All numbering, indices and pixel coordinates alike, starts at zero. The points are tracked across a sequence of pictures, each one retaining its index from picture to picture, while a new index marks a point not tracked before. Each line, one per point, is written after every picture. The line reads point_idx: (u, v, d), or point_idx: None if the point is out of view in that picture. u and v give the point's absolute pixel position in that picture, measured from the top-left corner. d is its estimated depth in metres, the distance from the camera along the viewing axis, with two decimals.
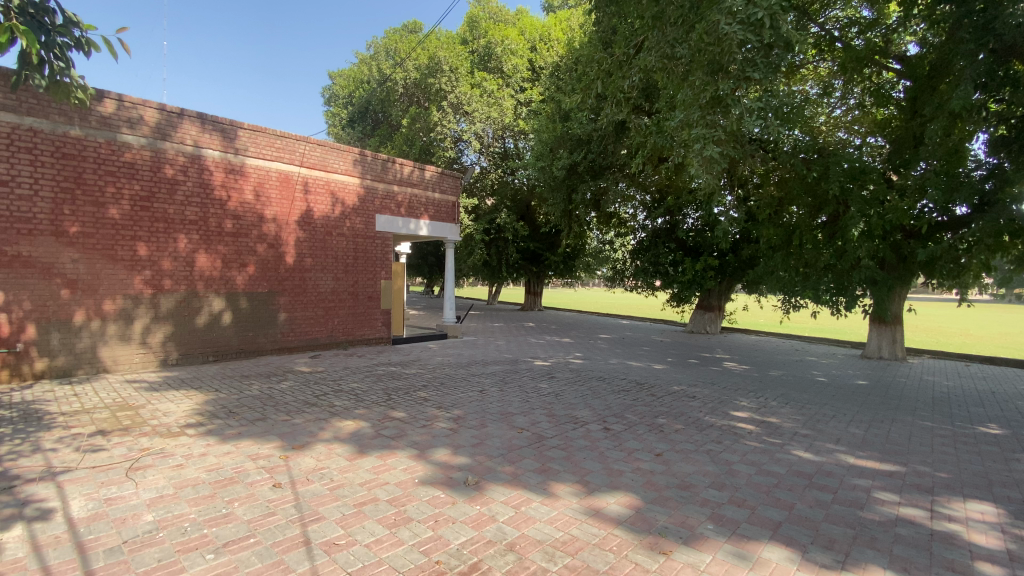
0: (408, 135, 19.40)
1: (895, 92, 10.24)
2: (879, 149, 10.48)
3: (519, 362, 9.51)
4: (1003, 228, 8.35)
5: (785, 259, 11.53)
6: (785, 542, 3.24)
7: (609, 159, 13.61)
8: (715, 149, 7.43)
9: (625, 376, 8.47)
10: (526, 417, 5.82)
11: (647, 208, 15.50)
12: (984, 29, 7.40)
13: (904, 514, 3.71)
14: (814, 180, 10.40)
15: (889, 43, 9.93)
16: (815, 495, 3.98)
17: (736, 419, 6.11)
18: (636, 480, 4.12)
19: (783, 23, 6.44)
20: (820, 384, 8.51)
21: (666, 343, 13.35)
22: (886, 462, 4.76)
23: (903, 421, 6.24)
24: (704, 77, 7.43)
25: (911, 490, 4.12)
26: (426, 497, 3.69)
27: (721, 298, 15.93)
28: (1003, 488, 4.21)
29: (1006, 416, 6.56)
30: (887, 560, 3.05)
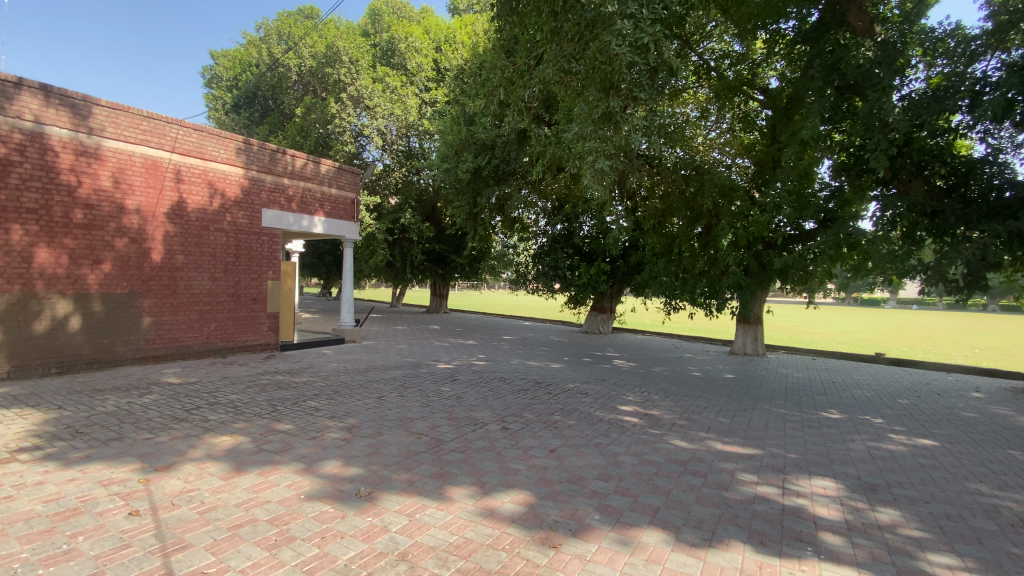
0: (303, 126, 18.20)
1: (758, 120, 11.63)
2: (746, 170, 11.87)
3: (420, 366, 9.36)
4: (841, 242, 9.75)
5: (667, 265, 12.64)
6: (661, 525, 3.52)
7: (512, 166, 13.99)
8: (606, 162, 7.96)
9: (525, 376, 8.68)
10: (425, 421, 5.73)
11: (548, 214, 16.07)
12: (830, 69, 8.93)
13: (761, 492, 4.22)
14: (691, 196, 11.47)
15: (756, 76, 11.30)
16: (688, 480, 4.39)
17: (623, 413, 6.56)
18: (531, 477, 4.24)
19: (665, 48, 7.11)
20: (696, 378, 9.41)
21: (564, 343, 13.94)
22: (748, 447, 5.39)
23: (762, 409, 7.10)
24: (597, 94, 7.92)
25: (768, 471, 4.69)
26: (313, 513, 3.48)
27: (614, 300, 16.98)
28: (841, 465, 4.94)
29: (841, 402, 7.75)
30: (746, 535, 3.45)
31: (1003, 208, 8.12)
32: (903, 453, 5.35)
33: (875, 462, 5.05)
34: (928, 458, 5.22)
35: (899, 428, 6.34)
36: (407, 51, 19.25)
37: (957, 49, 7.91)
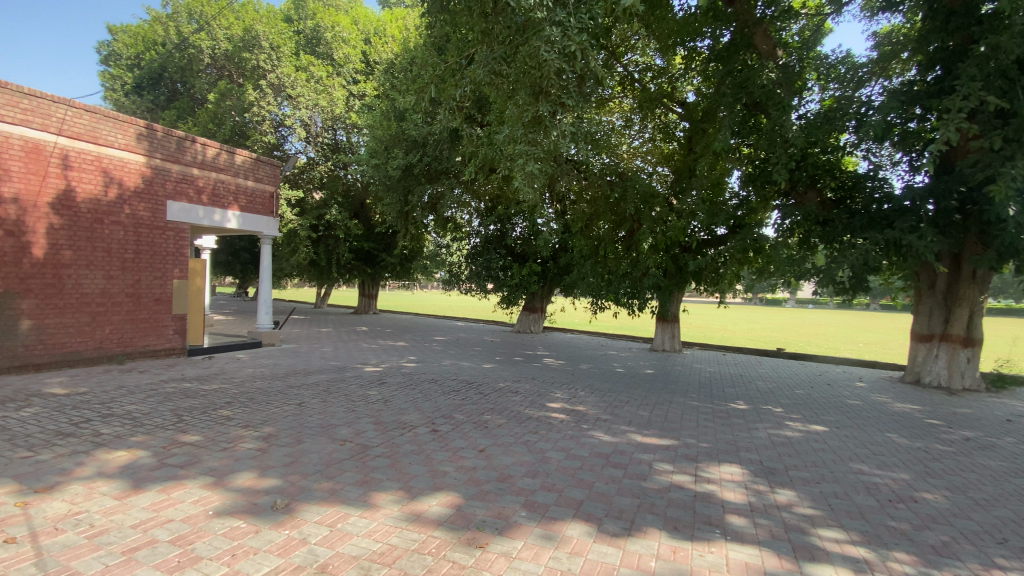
0: (216, 113, 16.89)
1: (677, 130, 12.34)
2: (665, 178, 12.56)
3: (346, 369, 9.03)
4: (748, 246, 10.60)
5: (594, 266, 13.11)
6: (585, 518, 3.65)
7: (444, 165, 13.90)
8: (536, 165, 8.10)
9: (455, 377, 8.63)
10: (350, 427, 5.53)
11: (481, 214, 16.11)
12: (738, 88, 9.68)
13: (676, 480, 4.50)
14: (615, 201, 11.95)
15: (675, 90, 12.03)
16: (610, 472, 4.59)
17: (551, 410, 6.72)
18: (459, 479, 4.23)
19: (591, 57, 7.36)
20: (620, 374, 9.84)
21: (495, 343, 14.01)
22: (665, 438, 5.72)
23: (678, 402, 7.56)
24: (527, 98, 8.09)
25: (683, 460, 5.01)
26: (223, 529, 3.25)
27: (545, 301, 17.31)
28: (746, 452, 5.38)
29: (747, 394, 8.43)
30: (662, 522, 3.66)
31: (881, 218, 9.16)
32: (799, 439, 5.91)
33: (775, 448, 5.54)
34: (819, 443, 5.80)
35: (796, 416, 7.01)
36: (334, 41, 18.48)
37: (847, 75, 8.92)
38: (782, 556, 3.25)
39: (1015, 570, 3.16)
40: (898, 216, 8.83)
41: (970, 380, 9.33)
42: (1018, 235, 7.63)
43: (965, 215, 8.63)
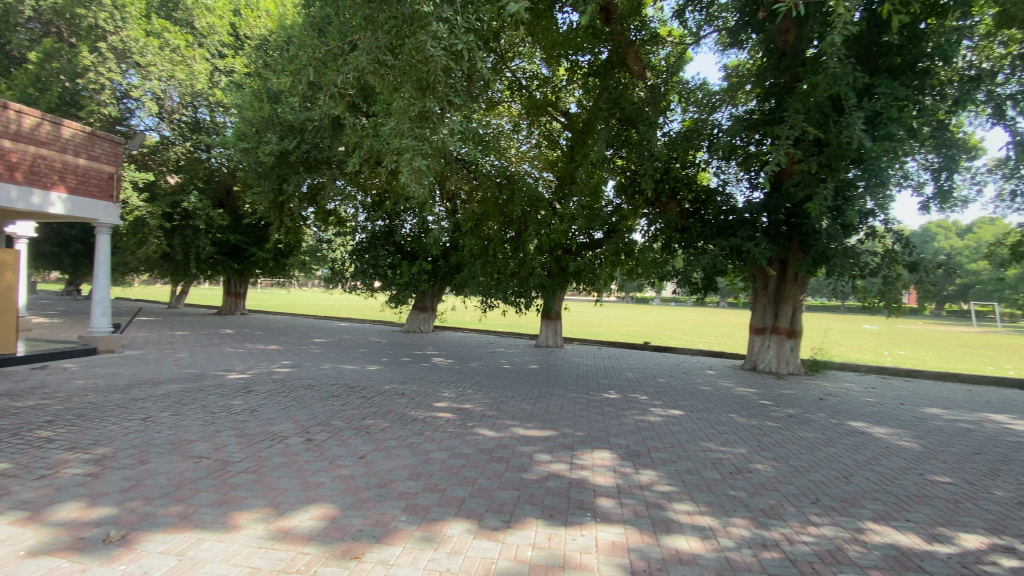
0: (38, 75, 14.08)
1: (560, 138, 13.00)
2: (550, 183, 13.10)
3: (205, 377, 8.08)
4: (620, 250, 11.61)
5: (484, 266, 13.15)
6: (466, 515, 3.68)
7: (325, 154, 13.09)
8: (423, 161, 7.95)
9: (335, 381, 8.17)
10: (208, 442, 4.97)
11: (367, 208, 15.49)
12: (613, 103, 10.48)
13: (553, 469, 4.73)
14: (504, 203, 12.25)
15: (559, 99, 12.66)
16: (493, 468, 4.68)
17: (436, 410, 6.67)
18: (335, 489, 4.02)
19: (477, 58, 7.42)
20: (507, 370, 10.09)
21: (381, 343, 13.54)
22: (545, 429, 5.99)
23: (558, 395, 7.96)
24: (413, 92, 7.96)
25: (560, 449, 5.29)
26: (36, 573, 2.73)
27: (435, 299, 17.09)
28: (615, 437, 5.84)
29: (620, 384, 9.16)
30: (540, 511, 3.82)
31: (726, 227, 10.51)
32: (660, 423, 6.57)
33: (641, 432, 6.09)
34: (677, 426, 6.49)
35: (659, 402, 7.79)
36: (195, 7, 16.41)
37: (703, 101, 10.18)
38: (643, 532, 3.58)
39: (822, 523, 3.83)
40: (740, 226, 10.20)
41: (793, 365, 11.11)
42: (827, 245, 9.29)
43: (790, 227, 10.21)
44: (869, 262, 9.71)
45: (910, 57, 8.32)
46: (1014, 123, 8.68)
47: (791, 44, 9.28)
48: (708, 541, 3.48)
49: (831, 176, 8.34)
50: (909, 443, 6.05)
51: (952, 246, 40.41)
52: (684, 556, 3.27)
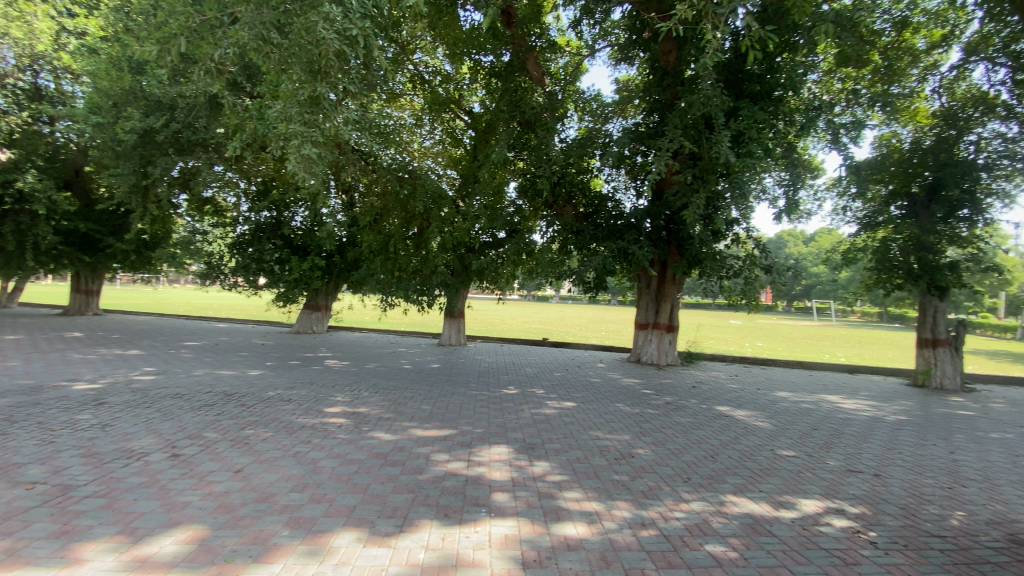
0: None
1: (464, 136, 12.92)
2: (454, 181, 13.10)
3: (43, 389, 6.87)
4: (522, 249, 12.03)
5: (384, 263, 12.72)
6: (355, 524, 3.53)
7: (201, 136, 11.78)
8: (313, 149, 7.66)
9: (210, 388, 7.40)
10: (45, 465, 4.24)
11: (251, 198, 14.22)
12: (514, 106, 10.75)
13: (449, 468, 4.72)
14: (405, 199, 11.98)
15: (462, 97, 12.65)
16: (387, 472, 4.55)
17: (327, 415, 6.33)
18: (204, 508, 3.63)
19: (373, 46, 7.13)
20: (406, 371, 9.87)
21: (268, 346, 12.51)
22: (442, 429, 5.95)
23: (458, 393, 7.95)
24: (303, 74, 7.44)
25: (458, 448, 5.29)
26: None
27: (329, 298, 16.19)
28: (512, 432, 5.98)
29: (518, 380, 9.39)
30: (434, 512, 3.79)
31: (615, 231, 11.18)
32: (555, 416, 6.85)
33: (536, 425, 6.30)
34: (570, 417, 6.81)
35: (554, 396, 8.11)
36: None
37: (598, 111, 11.04)
38: (535, 522, 3.71)
39: (692, 499, 4.25)
40: (627, 230, 10.94)
41: (671, 357, 12.16)
42: (700, 249, 10.40)
43: (669, 232, 11.17)
44: (733, 264, 10.96)
45: (768, 85, 9.38)
46: (845, 149, 10.26)
47: (672, 64, 9.99)
48: (594, 525, 3.70)
49: (703, 187, 9.26)
50: (763, 423, 6.95)
51: (800, 253, 46.96)
52: (572, 541, 3.44)
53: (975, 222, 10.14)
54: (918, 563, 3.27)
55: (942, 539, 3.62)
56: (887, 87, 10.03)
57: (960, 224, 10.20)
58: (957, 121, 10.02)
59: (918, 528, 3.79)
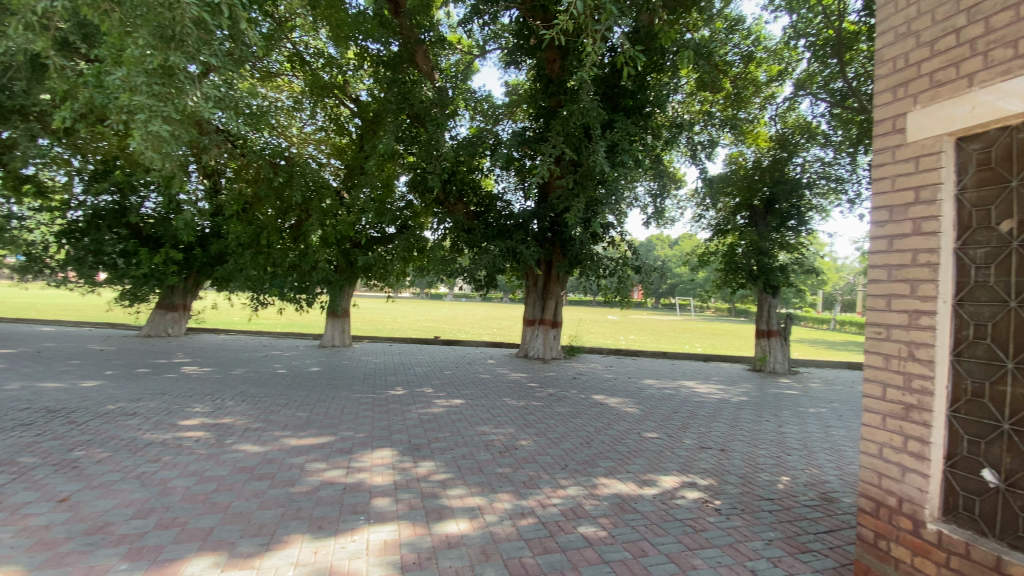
0: None
1: (349, 125, 12.27)
2: (338, 171, 12.42)
3: None
4: (412, 246, 11.66)
5: (254, 257, 11.61)
6: (212, 548, 3.19)
7: (17, 101, 9.76)
8: (165, 127, 6.81)
9: (27, 405, 6.17)
10: None
11: (87, 178, 12.12)
12: (402, 98, 10.48)
13: (326, 477, 4.46)
14: (280, 187, 11.04)
15: (347, 83, 12.03)
16: (253, 487, 4.17)
17: (183, 429, 5.62)
18: (14, 548, 3.03)
19: (241, 18, 6.47)
20: (280, 375, 9.12)
21: (108, 352, 10.75)
22: (320, 436, 5.61)
23: (339, 397, 7.54)
24: (150, 39, 6.50)
25: (336, 455, 5.02)
26: None
27: (188, 296, 14.38)
28: (397, 434, 5.82)
29: (405, 380, 9.17)
30: (306, 526, 3.55)
31: (504, 230, 11.45)
32: (442, 414, 6.82)
33: (422, 425, 6.21)
34: (457, 414, 6.82)
35: (442, 394, 8.06)
36: None
37: (489, 112, 11.41)
38: (416, 524, 3.65)
39: (569, 485, 4.51)
40: (515, 230, 11.26)
41: (555, 351, 12.75)
42: (580, 250, 11.06)
43: (554, 234, 11.67)
44: (608, 264, 11.82)
45: (639, 101, 10.31)
46: (702, 164, 11.59)
47: (556, 73, 10.48)
48: (476, 520, 3.75)
49: (583, 192, 9.84)
50: (633, 409, 7.60)
51: (665, 255, 52.07)
52: (452, 539, 3.45)
53: (800, 231, 12.06)
54: (751, 524, 3.81)
55: (770, 501, 4.26)
56: (735, 112, 11.55)
57: (788, 233, 12.07)
58: (788, 145, 11.81)
59: (753, 494, 4.41)
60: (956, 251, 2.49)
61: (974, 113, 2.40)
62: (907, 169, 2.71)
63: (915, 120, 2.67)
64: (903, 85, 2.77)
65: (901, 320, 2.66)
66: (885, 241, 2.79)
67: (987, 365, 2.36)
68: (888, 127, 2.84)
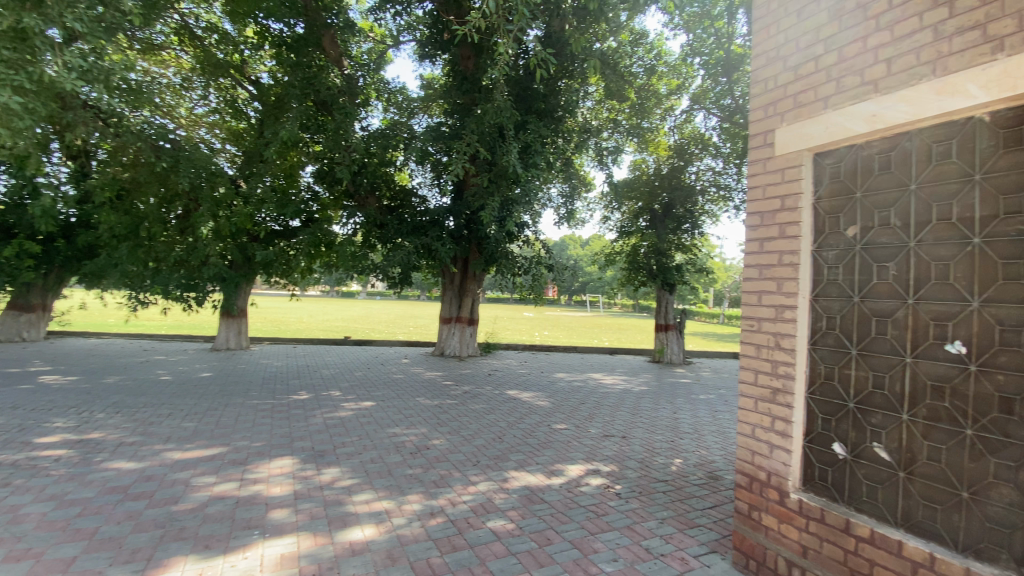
0: None
1: (247, 109, 11.33)
2: (234, 158, 11.44)
3: None
4: (318, 240, 11.07)
5: (133, 251, 10.34)
6: None
7: None
8: (16, 98, 5.80)
9: None
10: None
11: None
12: (307, 83, 9.84)
13: (216, 492, 4.08)
14: (165, 172, 9.90)
15: (246, 63, 11.11)
16: (127, 508, 3.71)
17: (39, 447, 4.87)
18: None
19: None
20: (164, 382, 8.21)
21: None
22: (210, 447, 5.13)
23: (234, 404, 6.95)
24: None
25: (228, 467, 4.62)
26: None
27: (49, 295, 12.49)
28: (299, 441, 5.49)
29: (310, 383, 8.67)
30: (191, 546, 3.23)
31: (419, 227, 11.23)
32: (349, 417, 6.54)
33: (327, 430, 5.92)
34: (366, 417, 6.57)
35: (350, 396, 7.73)
36: None
37: (403, 105, 11.37)
38: (317, 534, 3.46)
39: (479, 481, 4.53)
40: (430, 226, 11.07)
41: (471, 349, 12.75)
42: (496, 249, 11.11)
43: (469, 231, 11.64)
44: (522, 262, 12.04)
45: (550, 105, 10.59)
46: (608, 169, 12.22)
47: (470, 70, 10.54)
48: (382, 524, 3.64)
49: (498, 191, 9.94)
50: (544, 402, 7.82)
51: (577, 254, 54.26)
52: (357, 546, 3.32)
53: (694, 234, 13.14)
54: (647, 505, 4.08)
55: (665, 483, 4.59)
56: (639, 122, 12.30)
57: (684, 235, 13.10)
58: (685, 154, 12.79)
59: (650, 476, 4.73)
60: (814, 253, 2.84)
61: (828, 132, 2.74)
62: (775, 179, 3.04)
63: (783, 135, 3.00)
64: (773, 104, 3.10)
65: (769, 313, 2.99)
66: (757, 243, 3.10)
67: (835, 352, 2.71)
68: (760, 141, 3.17)
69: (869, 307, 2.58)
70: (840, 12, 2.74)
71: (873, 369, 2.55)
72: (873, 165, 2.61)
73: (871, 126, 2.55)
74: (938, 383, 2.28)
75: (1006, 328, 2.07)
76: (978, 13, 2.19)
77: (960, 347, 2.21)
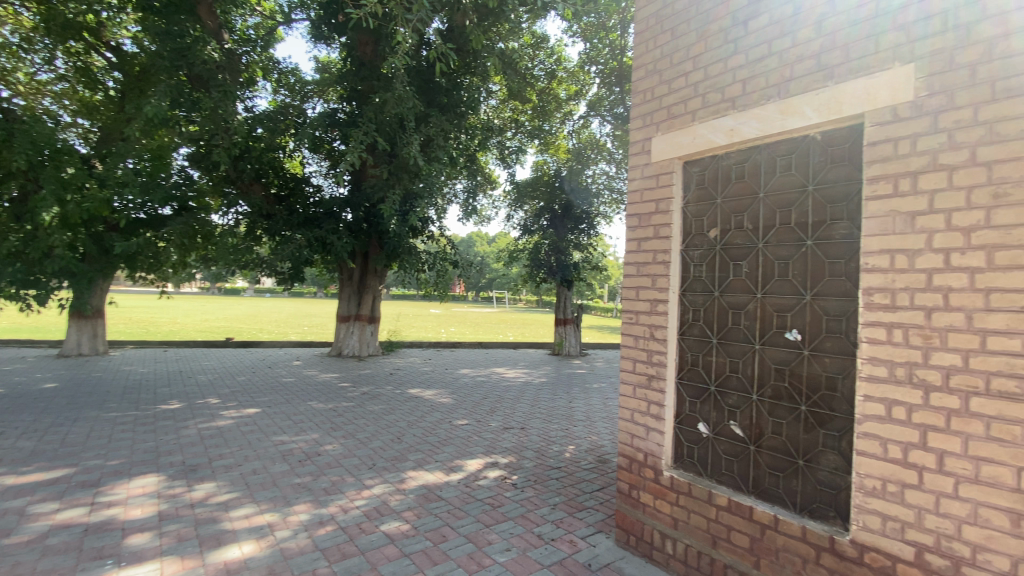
0: None
1: (105, 79, 9.92)
2: (88, 135, 9.90)
3: None
4: (196, 229, 10.11)
5: None
6: None
7: None
8: None
9: None
10: None
11: None
12: (179, 54, 8.75)
13: (58, 520, 3.52)
14: None
15: (103, 26, 9.69)
16: None
17: None
18: None
19: None
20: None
21: None
22: (52, 470, 4.41)
23: (85, 418, 6.03)
24: None
25: (76, 491, 4.00)
26: None
27: None
28: (167, 456, 4.91)
29: (184, 391, 7.80)
30: None
31: (314, 219, 10.62)
32: (230, 426, 5.98)
33: (203, 442, 5.36)
34: (250, 425, 6.06)
35: (231, 404, 7.07)
36: None
37: (295, 87, 10.56)
38: (185, 558, 3.12)
39: (374, 484, 4.38)
40: (326, 218, 10.52)
41: (372, 347, 12.32)
42: (398, 244, 10.81)
43: (369, 225, 11.13)
44: (426, 257, 11.78)
45: (453, 99, 10.47)
46: (511, 168, 12.47)
47: (369, 57, 10.07)
48: (264, 539, 3.38)
49: (399, 184, 9.68)
50: (445, 399, 7.78)
51: (483, 253, 54.79)
52: (232, 566, 3.05)
53: (590, 233, 13.87)
54: (541, 492, 4.22)
55: (558, 470, 4.78)
56: (540, 124, 12.69)
57: (581, 234, 13.80)
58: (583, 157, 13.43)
59: (545, 465, 4.91)
60: (682, 252, 3.12)
61: (695, 142, 3.02)
62: (650, 184, 3.29)
63: (657, 144, 3.25)
64: (649, 114, 3.35)
65: (646, 307, 3.23)
66: (635, 242, 3.34)
67: (700, 341, 3.00)
68: (639, 148, 3.40)
69: (727, 301, 2.88)
70: (705, 34, 3.03)
71: (730, 356, 2.85)
72: (731, 173, 2.92)
73: (729, 138, 2.85)
74: (780, 366, 2.62)
75: (831, 317, 2.43)
76: (814, 44, 2.51)
77: (796, 334, 2.55)
